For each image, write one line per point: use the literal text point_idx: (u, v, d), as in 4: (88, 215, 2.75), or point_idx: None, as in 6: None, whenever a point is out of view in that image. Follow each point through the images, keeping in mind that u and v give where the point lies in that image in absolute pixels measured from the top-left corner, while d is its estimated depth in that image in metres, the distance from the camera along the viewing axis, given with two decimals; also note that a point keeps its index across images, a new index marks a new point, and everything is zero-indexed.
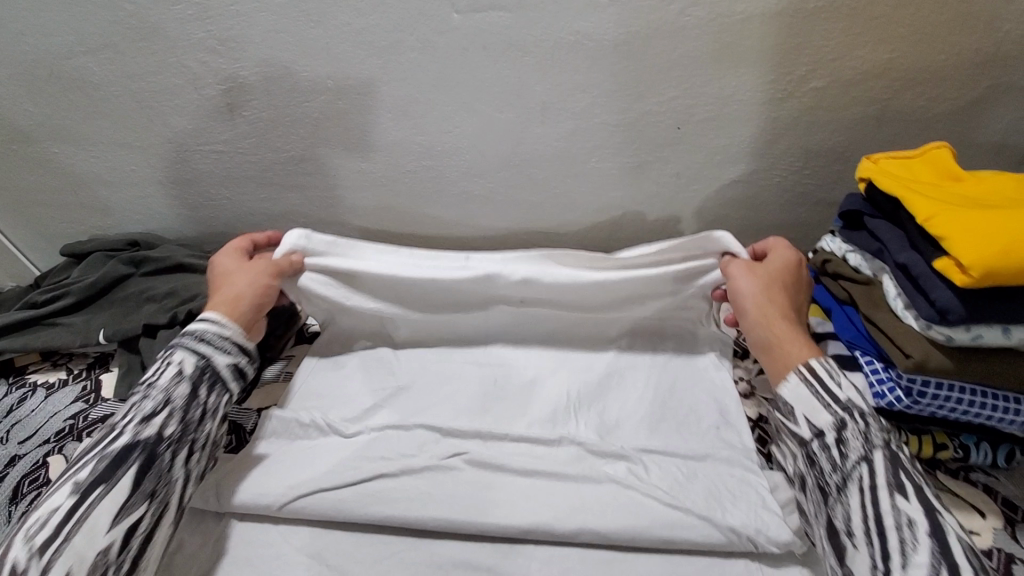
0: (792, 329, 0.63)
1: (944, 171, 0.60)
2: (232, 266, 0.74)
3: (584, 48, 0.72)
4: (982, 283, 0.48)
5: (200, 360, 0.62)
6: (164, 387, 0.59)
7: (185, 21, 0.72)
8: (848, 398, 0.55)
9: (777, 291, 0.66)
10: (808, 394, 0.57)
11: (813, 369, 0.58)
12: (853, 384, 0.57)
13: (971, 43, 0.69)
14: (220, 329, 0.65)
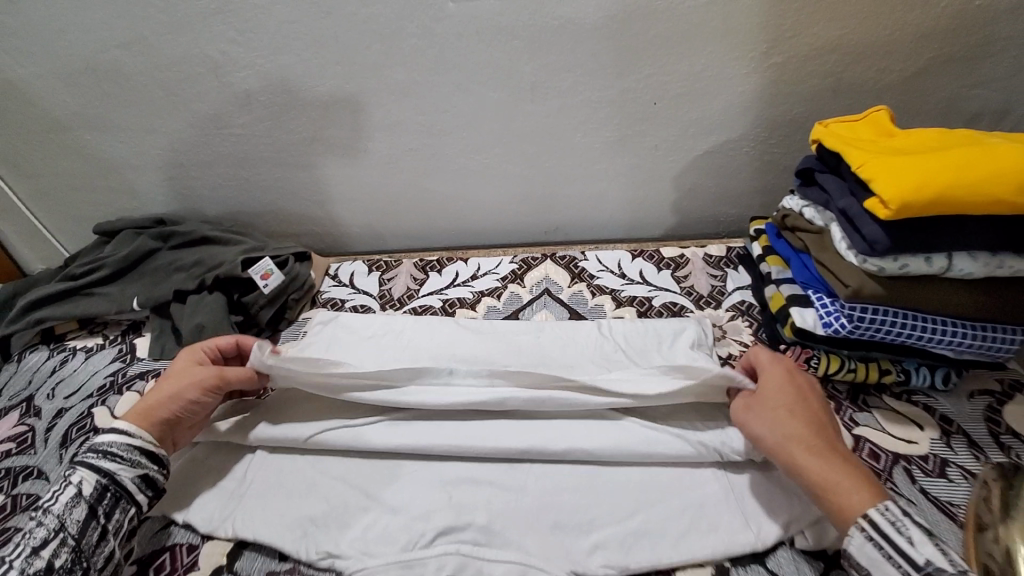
0: (830, 463, 0.51)
1: (888, 126, 0.65)
2: (178, 366, 0.65)
3: (569, 30, 0.76)
4: (902, 215, 0.51)
5: (102, 477, 0.55)
6: (57, 513, 0.52)
7: (205, 15, 0.78)
8: (929, 562, 0.44)
9: (793, 419, 0.55)
10: (875, 557, 0.46)
11: (876, 524, 0.46)
12: (927, 536, 0.45)
13: (913, 18, 0.76)
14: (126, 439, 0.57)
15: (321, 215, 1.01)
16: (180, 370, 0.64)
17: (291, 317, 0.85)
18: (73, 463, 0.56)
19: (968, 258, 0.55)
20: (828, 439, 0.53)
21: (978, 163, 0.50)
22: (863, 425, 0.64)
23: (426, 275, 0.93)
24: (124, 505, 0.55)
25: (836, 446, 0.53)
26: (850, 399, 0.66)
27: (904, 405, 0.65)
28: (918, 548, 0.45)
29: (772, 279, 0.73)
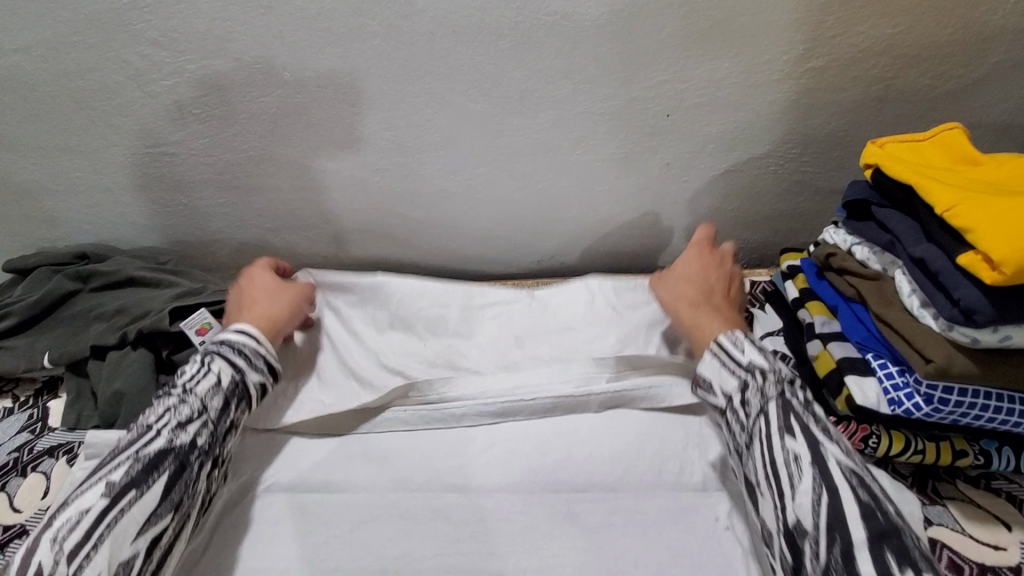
0: (701, 314, 0.63)
1: (963, 148, 0.52)
2: (265, 283, 0.68)
3: (566, 29, 0.63)
4: (1016, 281, 0.39)
5: (238, 376, 0.57)
6: (200, 394, 0.54)
7: (120, 10, 0.64)
8: (748, 360, 0.54)
9: (686, 280, 0.66)
10: (714, 368, 0.56)
11: (720, 342, 0.57)
12: (756, 347, 0.56)
13: (980, 14, 0.63)
14: (256, 344, 0.60)
15: (278, 244, 0.87)
16: (277, 287, 0.68)
17: None
18: (210, 352, 0.58)
19: None
20: (708, 298, 0.64)
21: None
22: (937, 524, 0.51)
23: None
24: (247, 407, 0.58)
25: (716, 304, 0.64)
26: (916, 487, 0.54)
27: (983, 495, 0.53)
28: (745, 356, 0.55)
29: (816, 332, 0.60)
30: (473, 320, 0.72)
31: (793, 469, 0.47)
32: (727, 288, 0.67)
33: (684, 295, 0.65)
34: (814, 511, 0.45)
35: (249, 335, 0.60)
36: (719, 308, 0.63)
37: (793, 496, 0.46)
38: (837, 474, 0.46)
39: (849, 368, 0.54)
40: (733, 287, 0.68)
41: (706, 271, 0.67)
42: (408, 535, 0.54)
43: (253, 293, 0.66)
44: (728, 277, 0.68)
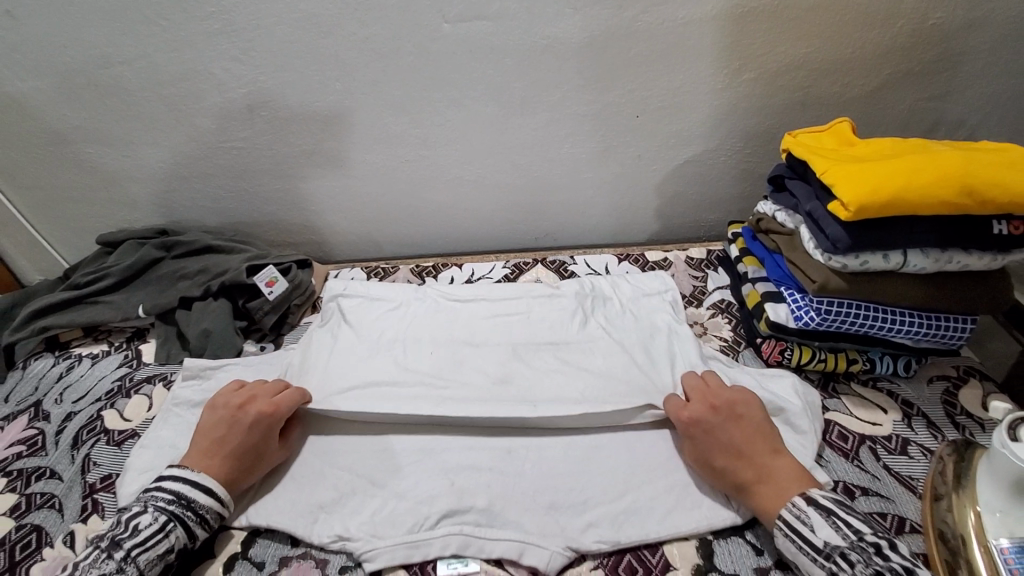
0: (749, 492, 0.57)
1: (849, 136, 0.71)
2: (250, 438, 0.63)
3: (556, 50, 0.82)
4: (862, 217, 0.57)
5: (188, 541, 0.57)
6: (141, 563, 0.53)
7: (211, 34, 0.82)
8: (826, 543, 0.51)
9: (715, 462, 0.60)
10: (793, 552, 0.53)
11: (788, 522, 0.54)
12: (824, 519, 0.52)
13: (871, 37, 0.82)
14: (220, 508, 0.60)
15: (319, 224, 1.05)
16: (262, 443, 0.64)
17: (293, 323, 0.88)
18: (167, 512, 0.57)
19: (921, 255, 0.61)
20: (748, 472, 0.58)
21: (926, 170, 0.56)
22: (833, 410, 0.69)
23: (423, 280, 0.96)
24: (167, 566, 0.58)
25: (755, 467, 0.58)
26: (821, 386, 0.72)
27: (870, 391, 0.71)
28: (818, 533, 0.52)
29: (748, 277, 0.79)
30: (475, 326, 0.83)
31: None
32: (749, 440, 0.60)
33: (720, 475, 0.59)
34: None
35: (216, 498, 0.59)
36: (758, 473, 0.58)
37: None
38: None
39: (770, 299, 0.73)
40: (752, 426, 0.61)
41: (720, 435, 0.60)
42: (438, 427, 0.71)
43: (232, 446, 0.62)
44: (740, 427, 0.60)
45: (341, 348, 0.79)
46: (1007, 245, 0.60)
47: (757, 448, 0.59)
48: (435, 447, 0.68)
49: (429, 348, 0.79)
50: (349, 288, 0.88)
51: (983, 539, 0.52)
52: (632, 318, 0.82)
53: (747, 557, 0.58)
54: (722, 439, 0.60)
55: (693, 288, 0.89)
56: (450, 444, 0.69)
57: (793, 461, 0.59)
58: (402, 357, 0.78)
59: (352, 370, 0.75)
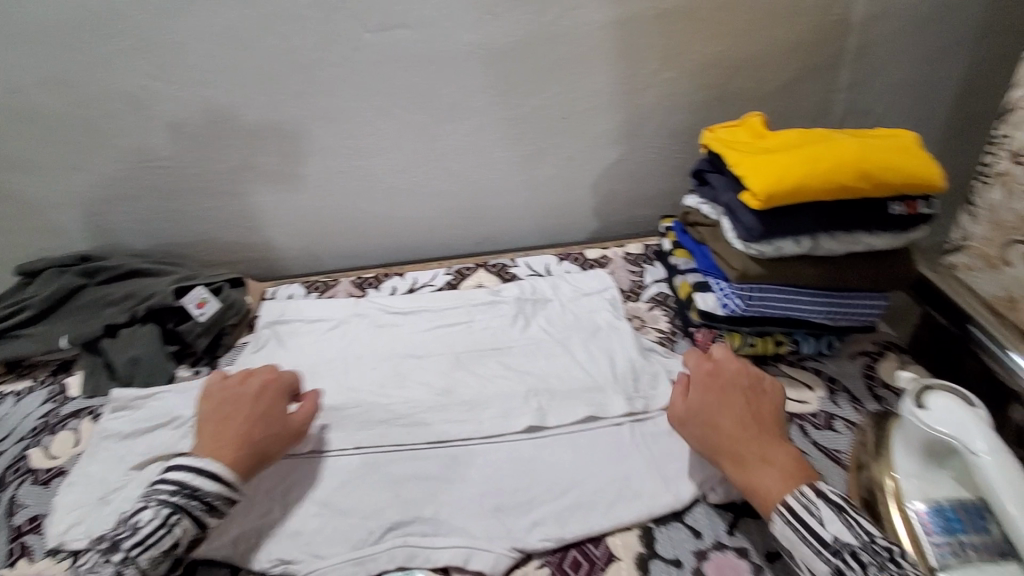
0: (746, 465, 0.57)
1: (761, 129, 0.74)
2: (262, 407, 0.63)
3: (479, 56, 0.83)
4: (770, 206, 0.60)
5: (196, 531, 0.55)
6: (143, 562, 0.52)
7: (125, 53, 0.80)
8: (835, 538, 0.50)
9: (716, 428, 0.59)
10: (794, 541, 0.51)
11: (795, 511, 0.52)
12: (836, 515, 0.51)
13: (779, 34, 0.87)
14: (229, 491, 0.57)
15: (257, 241, 1.01)
16: (270, 410, 0.63)
17: (228, 344, 0.85)
18: (171, 506, 0.54)
19: (830, 238, 0.64)
20: (750, 443, 0.57)
21: (824, 158, 0.60)
22: None
23: (364, 292, 0.95)
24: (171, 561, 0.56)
25: (759, 444, 0.57)
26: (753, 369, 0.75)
27: (798, 371, 0.74)
28: (827, 527, 0.51)
29: (680, 269, 0.82)
30: (417, 338, 0.83)
31: None
32: (756, 412, 0.60)
33: (715, 431, 0.59)
34: None
35: (225, 478, 0.56)
36: (760, 449, 0.57)
37: None
38: None
39: (699, 288, 0.75)
40: (766, 404, 0.61)
41: (732, 402, 0.61)
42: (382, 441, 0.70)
43: (245, 413, 0.62)
44: (754, 400, 0.61)
45: (280, 373, 0.77)
46: (904, 224, 0.64)
47: (766, 427, 0.59)
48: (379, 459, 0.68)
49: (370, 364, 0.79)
50: (286, 313, 0.88)
51: (901, 504, 0.55)
52: (572, 317, 0.84)
53: (687, 540, 0.59)
54: (732, 407, 0.60)
55: (631, 283, 0.91)
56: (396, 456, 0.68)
57: (798, 454, 0.58)
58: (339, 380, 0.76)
59: (292, 397, 0.74)
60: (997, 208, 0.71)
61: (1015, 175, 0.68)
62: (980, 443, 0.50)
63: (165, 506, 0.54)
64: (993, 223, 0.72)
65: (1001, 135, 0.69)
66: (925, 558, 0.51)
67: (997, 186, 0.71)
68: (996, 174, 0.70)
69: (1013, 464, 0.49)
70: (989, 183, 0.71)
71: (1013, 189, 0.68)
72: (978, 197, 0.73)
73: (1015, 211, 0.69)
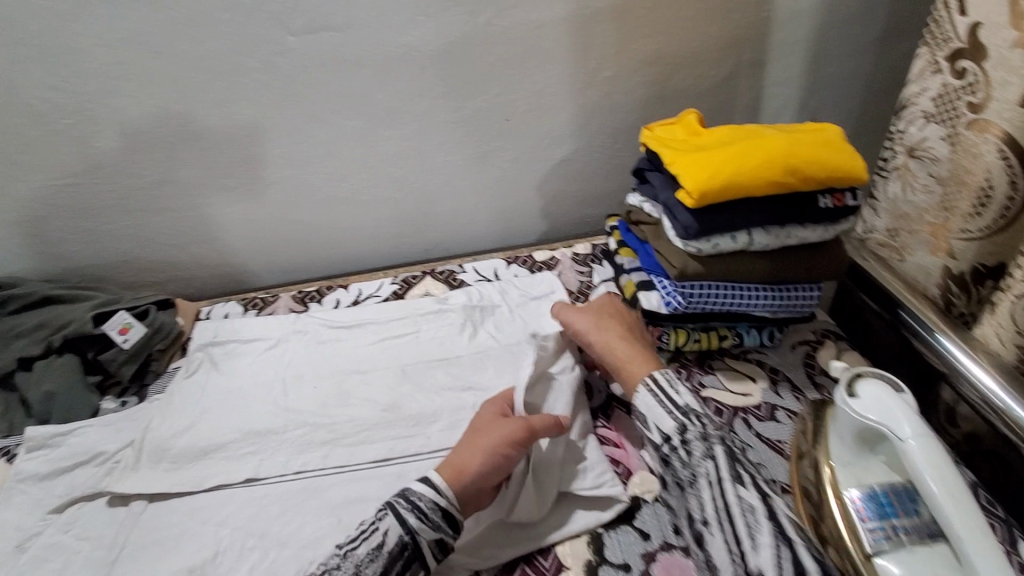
0: (627, 346, 0.68)
1: (697, 126, 0.74)
2: (480, 426, 0.63)
3: (413, 58, 0.81)
4: (704, 203, 0.61)
5: (404, 534, 0.52)
6: (354, 560, 0.51)
7: (23, 61, 0.73)
8: (685, 403, 0.59)
9: (607, 324, 0.72)
10: (652, 404, 0.60)
11: (656, 380, 0.62)
12: (691, 393, 0.60)
13: (710, 31, 0.88)
14: (436, 495, 0.54)
15: (187, 259, 0.95)
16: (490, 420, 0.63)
17: (158, 370, 0.80)
18: (384, 505, 0.55)
19: (764, 233, 0.66)
20: (634, 343, 0.68)
21: (755, 154, 0.60)
22: (709, 386, 0.73)
23: (306, 306, 0.91)
24: (420, 567, 0.52)
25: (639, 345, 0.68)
26: (698, 364, 0.76)
27: (741, 363, 0.76)
28: (680, 396, 0.60)
29: (625, 269, 0.81)
30: (360, 352, 0.80)
31: (750, 521, 0.49)
32: (637, 330, 0.72)
33: (609, 330, 0.71)
34: (777, 567, 0.46)
35: (428, 482, 0.55)
36: (638, 345, 0.68)
37: (752, 549, 0.48)
38: (790, 527, 0.49)
39: (642, 287, 0.75)
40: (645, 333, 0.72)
41: (625, 318, 0.73)
42: (325, 463, 0.67)
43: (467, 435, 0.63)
44: (633, 322, 0.73)
45: (224, 398, 0.75)
46: (834, 216, 0.65)
47: (642, 340, 0.70)
48: (323, 484, 0.65)
49: (314, 383, 0.76)
50: (221, 334, 0.83)
51: (837, 490, 0.57)
52: (521, 322, 0.83)
53: (635, 543, 0.59)
54: (625, 318, 0.72)
55: (580, 284, 0.91)
56: (339, 479, 0.66)
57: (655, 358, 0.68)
58: (282, 404, 0.74)
59: (232, 422, 0.72)
60: (896, 200, 0.76)
61: (910, 169, 0.73)
62: (906, 429, 0.52)
63: (384, 503, 0.54)
64: (894, 215, 0.77)
65: (897, 131, 0.74)
66: (860, 544, 0.53)
67: (896, 179, 0.76)
68: (894, 169, 0.75)
69: (939, 448, 0.50)
70: (889, 177, 0.76)
71: (908, 183, 0.74)
72: (879, 190, 0.79)
73: (913, 203, 0.74)
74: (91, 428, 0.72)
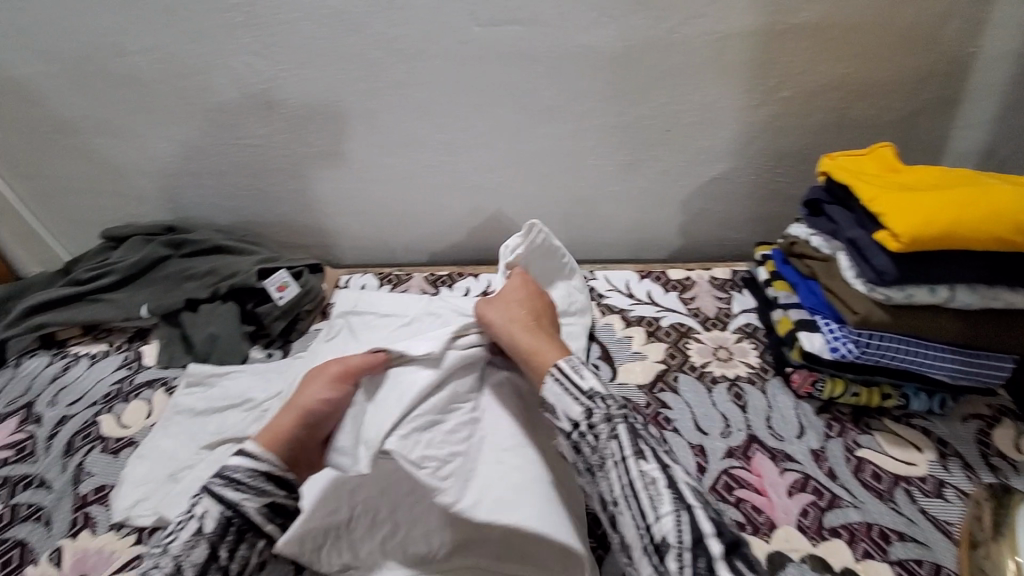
0: (534, 335, 0.63)
1: (893, 162, 0.68)
2: (313, 390, 0.62)
3: (588, 59, 0.80)
4: (911, 248, 0.56)
5: (223, 509, 0.55)
6: (176, 551, 0.52)
7: (233, 27, 0.79)
8: (590, 387, 0.57)
9: (513, 309, 0.66)
10: (557, 392, 0.57)
11: (562, 368, 0.59)
12: (594, 375, 0.58)
13: (910, 61, 0.80)
14: (255, 463, 0.58)
15: (333, 228, 1.00)
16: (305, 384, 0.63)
17: (301, 329, 0.85)
18: (195, 493, 0.56)
19: (968, 291, 0.60)
20: (529, 335, 0.63)
21: (978, 204, 0.55)
22: (866, 447, 0.66)
23: (437, 290, 0.93)
24: (256, 536, 0.56)
25: (537, 334, 0.63)
26: (853, 420, 0.69)
27: (904, 428, 0.68)
28: (585, 381, 0.58)
29: (778, 303, 0.76)
30: None
31: (653, 492, 0.50)
32: (538, 316, 0.68)
33: (513, 315, 0.65)
34: (678, 529, 0.48)
35: (247, 455, 0.58)
36: (541, 334, 0.64)
37: (656, 518, 0.49)
38: (687, 492, 0.50)
39: (804, 327, 0.69)
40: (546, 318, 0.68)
41: (532, 306, 0.68)
42: None
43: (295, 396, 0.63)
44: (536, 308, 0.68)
45: None
46: None
47: (541, 328, 0.65)
48: None
49: None
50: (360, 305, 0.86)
51: None
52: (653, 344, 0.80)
53: None
54: (534, 304, 0.69)
55: (717, 310, 0.86)
56: None
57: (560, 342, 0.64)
58: None
59: None
60: None
61: None
62: None
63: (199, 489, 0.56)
64: None
65: None
66: None
67: None
68: None
69: None
70: None
71: None
72: None
73: None
74: (242, 374, 0.77)
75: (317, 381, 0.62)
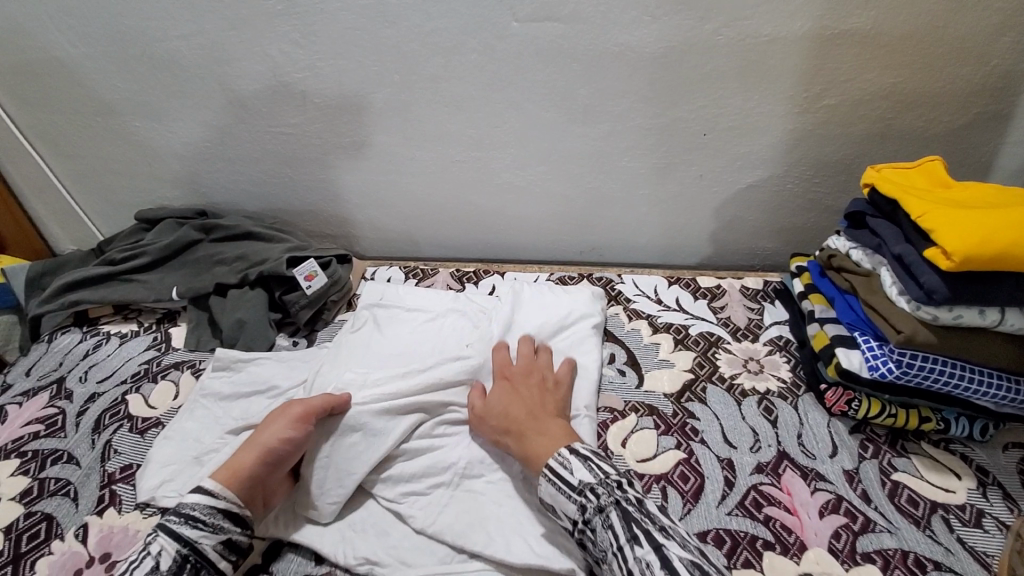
0: (534, 426, 0.60)
1: (943, 177, 0.66)
2: (276, 427, 0.61)
3: (628, 59, 0.78)
4: (963, 267, 0.54)
5: (180, 546, 0.51)
6: None
7: (272, 15, 0.79)
8: (580, 480, 0.52)
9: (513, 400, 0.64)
10: (550, 493, 0.53)
11: (554, 464, 0.54)
12: (582, 461, 0.54)
13: (965, 73, 0.77)
14: (213, 500, 0.54)
15: (361, 219, 1.01)
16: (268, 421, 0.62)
17: (327, 319, 0.85)
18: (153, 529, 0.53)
19: (1020, 314, 0.58)
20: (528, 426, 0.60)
21: None
22: (901, 471, 0.64)
23: (462, 286, 0.92)
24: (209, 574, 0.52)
25: (537, 424, 0.60)
26: (888, 443, 0.67)
27: (942, 453, 0.66)
28: (576, 473, 0.53)
29: (815, 316, 0.74)
30: None
31: None
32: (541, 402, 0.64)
33: (510, 412, 0.62)
34: None
35: (205, 489, 0.55)
36: (537, 423, 0.60)
37: None
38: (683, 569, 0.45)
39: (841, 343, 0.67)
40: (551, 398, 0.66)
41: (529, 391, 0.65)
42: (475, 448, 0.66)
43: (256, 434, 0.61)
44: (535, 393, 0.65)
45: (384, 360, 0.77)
46: None
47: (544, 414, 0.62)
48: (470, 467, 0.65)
49: None
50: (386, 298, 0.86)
51: None
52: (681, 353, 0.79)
53: None
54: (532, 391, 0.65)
55: (748, 322, 0.84)
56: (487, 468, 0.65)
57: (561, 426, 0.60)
58: None
59: None
60: None
61: None
62: None
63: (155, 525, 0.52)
64: None
65: None
66: None
67: None
68: None
69: None
70: None
71: None
72: None
73: None
74: (267, 360, 0.78)
75: (280, 420, 0.62)
